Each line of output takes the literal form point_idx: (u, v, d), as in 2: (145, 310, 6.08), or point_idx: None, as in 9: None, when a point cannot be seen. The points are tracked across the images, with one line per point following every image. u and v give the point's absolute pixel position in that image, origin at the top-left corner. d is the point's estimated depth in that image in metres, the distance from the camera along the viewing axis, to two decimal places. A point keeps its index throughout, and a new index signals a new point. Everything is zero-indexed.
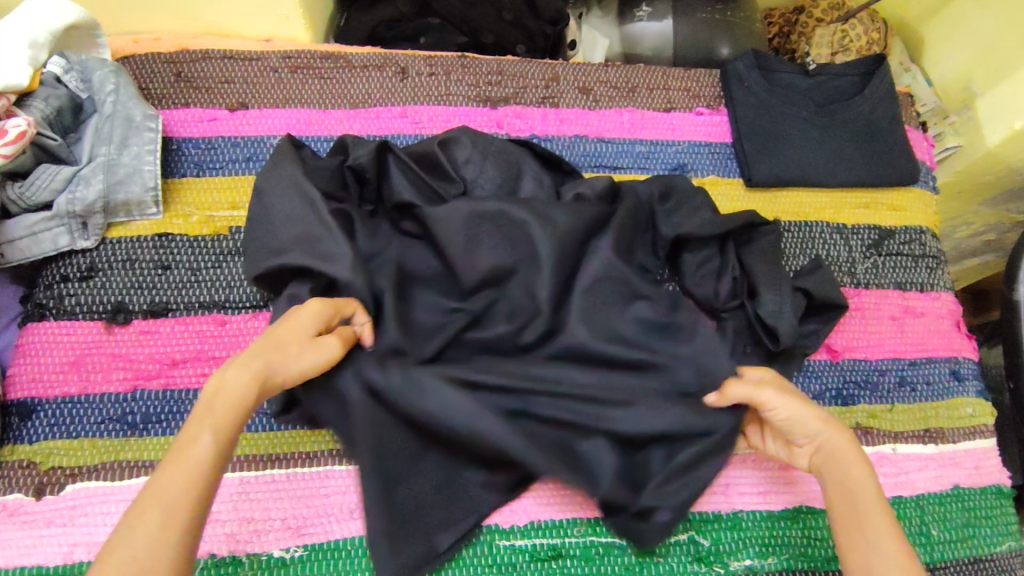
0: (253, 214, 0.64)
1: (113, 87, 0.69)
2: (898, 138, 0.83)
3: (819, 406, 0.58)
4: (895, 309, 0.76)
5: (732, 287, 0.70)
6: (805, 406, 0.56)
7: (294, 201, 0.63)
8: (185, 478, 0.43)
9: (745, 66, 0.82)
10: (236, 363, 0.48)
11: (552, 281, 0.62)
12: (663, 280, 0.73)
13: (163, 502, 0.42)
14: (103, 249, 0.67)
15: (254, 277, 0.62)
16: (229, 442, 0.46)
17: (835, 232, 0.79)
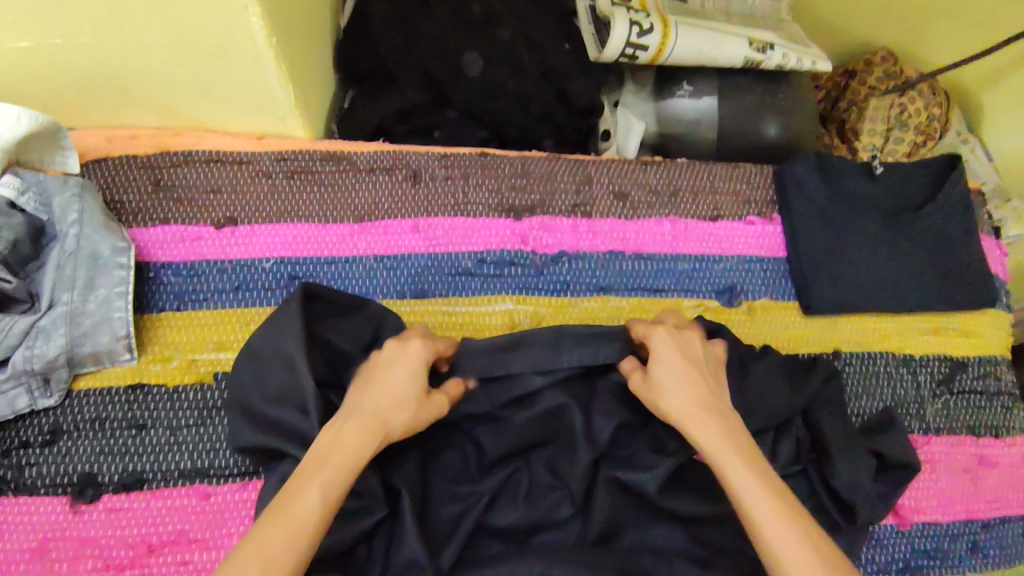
0: (244, 378, 0.56)
1: (77, 215, 0.58)
2: (973, 252, 0.74)
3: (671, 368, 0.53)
4: (969, 461, 0.69)
5: (795, 449, 0.61)
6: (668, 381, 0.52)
7: (289, 369, 0.54)
8: (325, 491, 0.43)
9: (805, 171, 0.72)
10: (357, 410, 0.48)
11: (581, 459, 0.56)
12: None
13: (289, 520, 0.42)
14: (68, 405, 0.58)
15: (248, 454, 0.54)
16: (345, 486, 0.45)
17: (902, 366, 0.70)
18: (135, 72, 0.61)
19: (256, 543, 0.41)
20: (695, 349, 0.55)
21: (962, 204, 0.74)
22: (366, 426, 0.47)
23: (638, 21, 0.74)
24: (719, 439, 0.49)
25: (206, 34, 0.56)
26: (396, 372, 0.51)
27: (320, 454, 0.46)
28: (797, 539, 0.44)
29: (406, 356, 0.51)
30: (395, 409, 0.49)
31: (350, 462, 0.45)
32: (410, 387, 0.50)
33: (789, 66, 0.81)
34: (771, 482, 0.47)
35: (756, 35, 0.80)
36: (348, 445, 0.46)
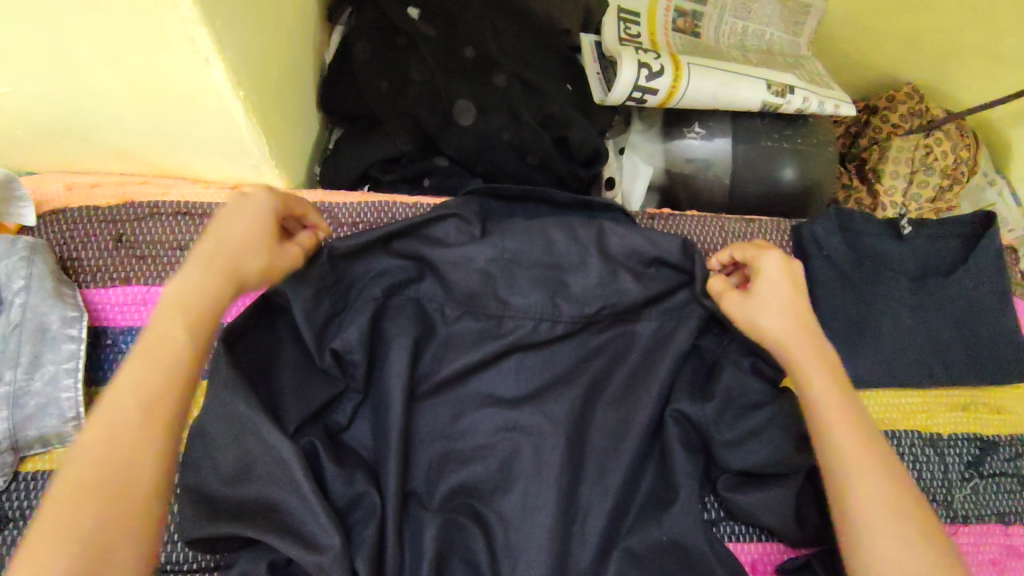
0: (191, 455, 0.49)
1: (23, 283, 0.53)
2: (1007, 320, 0.68)
3: (792, 300, 0.52)
4: (998, 552, 0.63)
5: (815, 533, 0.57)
6: (784, 300, 0.52)
7: (250, 452, 0.49)
8: (156, 387, 0.38)
9: (826, 230, 0.66)
10: (189, 280, 0.42)
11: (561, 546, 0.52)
12: (705, 498, 0.60)
13: (126, 436, 0.36)
14: (14, 491, 0.53)
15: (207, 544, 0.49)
16: (185, 397, 0.39)
17: (928, 446, 0.65)
18: (92, 120, 0.55)
19: (94, 444, 0.36)
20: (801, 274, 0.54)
21: (995, 266, 0.68)
22: (207, 292, 0.42)
23: (647, 63, 0.68)
24: (811, 359, 0.49)
25: (166, 85, 0.50)
26: (239, 217, 0.45)
27: (153, 324, 0.40)
28: (869, 457, 0.45)
29: (241, 216, 0.46)
30: (240, 254, 0.44)
31: (182, 334, 0.40)
32: (255, 216, 0.46)
33: (809, 110, 0.75)
34: (857, 408, 0.47)
35: (773, 76, 0.75)
36: (186, 313, 0.41)
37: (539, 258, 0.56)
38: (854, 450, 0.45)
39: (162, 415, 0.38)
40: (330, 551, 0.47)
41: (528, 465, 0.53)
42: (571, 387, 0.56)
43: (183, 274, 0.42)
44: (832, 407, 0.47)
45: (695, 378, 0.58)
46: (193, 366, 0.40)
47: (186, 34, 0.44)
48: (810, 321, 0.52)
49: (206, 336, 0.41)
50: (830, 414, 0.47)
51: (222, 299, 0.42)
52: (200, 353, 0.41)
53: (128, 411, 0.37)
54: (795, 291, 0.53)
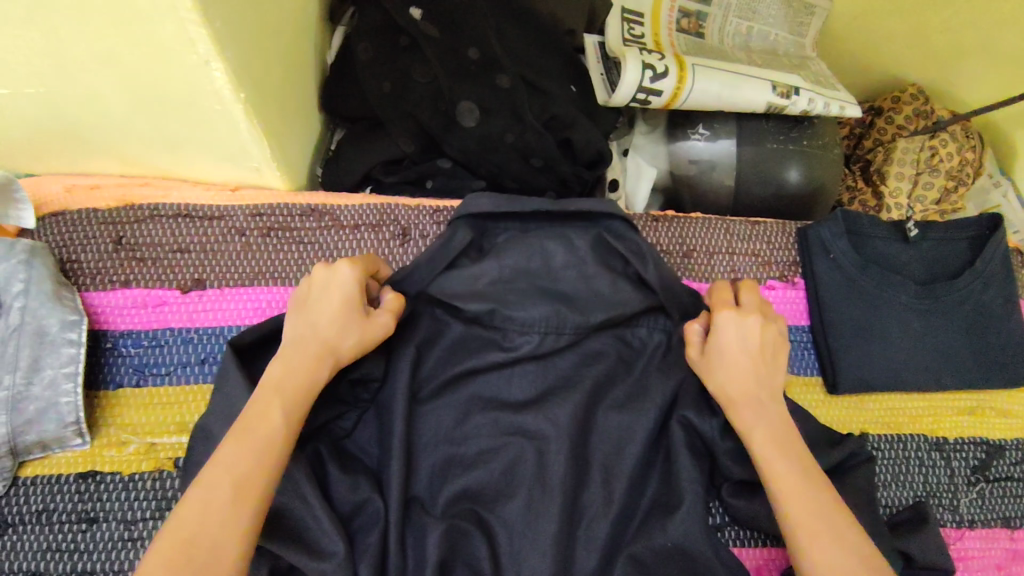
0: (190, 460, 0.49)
1: (22, 286, 0.52)
2: (1014, 324, 0.67)
3: (748, 364, 0.51)
4: (1005, 557, 0.62)
5: None
6: (745, 367, 0.51)
7: None
8: (250, 462, 0.41)
9: (832, 234, 0.66)
10: (286, 360, 0.45)
11: (566, 553, 0.51)
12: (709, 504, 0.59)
13: (221, 510, 0.39)
14: (13, 495, 0.53)
15: None
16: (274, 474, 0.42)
17: (934, 450, 0.64)
18: (91, 122, 0.54)
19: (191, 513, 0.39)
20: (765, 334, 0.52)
21: (1002, 269, 0.68)
22: (304, 375, 0.45)
23: (651, 64, 0.68)
24: (755, 423, 0.49)
25: (166, 87, 0.49)
26: (330, 300, 0.48)
27: (257, 403, 0.43)
28: (824, 529, 0.44)
29: (333, 295, 0.48)
30: (334, 335, 0.47)
31: (282, 418, 0.43)
32: (345, 289, 0.48)
33: (815, 112, 0.74)
34: (807, 473, 0.47)
35: (779, 78, 0.74)
36: (284, 393, 0.44)
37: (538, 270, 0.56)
38: (806, 519, 0.45)
39: (251, 492, 0.40)
40: (334, 557, 0.47)
41: (532, 471, 0.53)
42: (576, 392, 0.55)
43: (285, 356, 0.46)
44: (776, 465, 0.47)
45: (700, 383, 0.57)
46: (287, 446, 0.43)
47: (187, 35, 0.44)
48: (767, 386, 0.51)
49: (299, 423, 0.44)
50: (780, 481, 0.47)
51: (313, 382, 0.45)
52: (295, 435, 0.44)
53: (225, 486, 0.40)
54: (753, 352, 0.51)
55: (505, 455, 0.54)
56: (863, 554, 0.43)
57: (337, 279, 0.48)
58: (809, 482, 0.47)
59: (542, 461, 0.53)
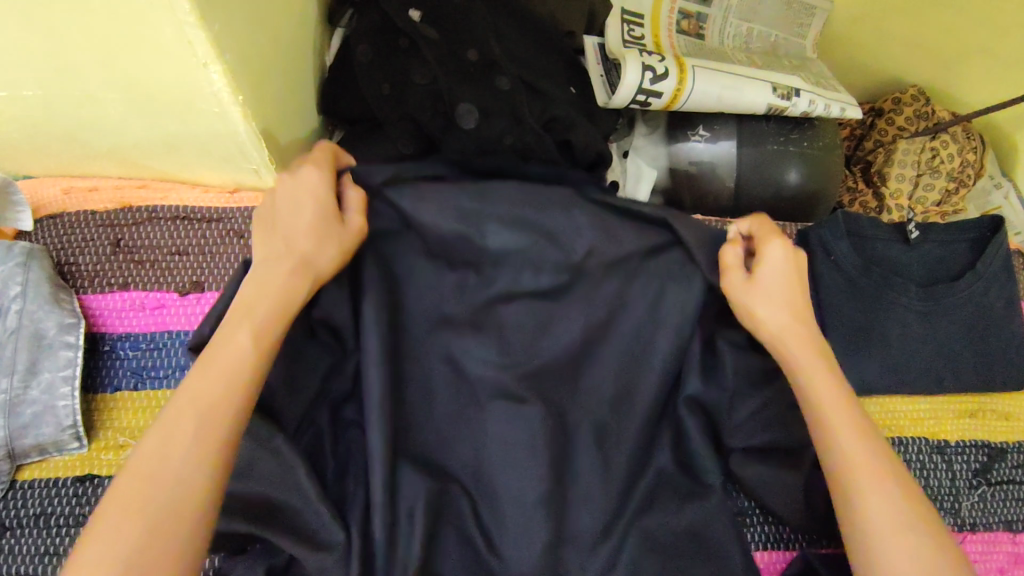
0: None
1: (20, 288, 0.52)
2: (1015, 326, 0.67)
3: (791, 291, 0.54)
4: (1007, 561, 0.62)
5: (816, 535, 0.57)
6: (784, 287, 0.53)
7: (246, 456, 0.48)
8: (217, 386, 0.40)
9: (833, 235, 0.65)
10: (263, 269, 0.45)
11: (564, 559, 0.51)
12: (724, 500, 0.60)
13: (187, 434, 0.39)
14: (12, 498, 0.53)
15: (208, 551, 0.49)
16: (245, 395, 0.41)
17: (936, 452, 0.64)
18: (90, 125, 0.54)
19: (162, 438, 0.39)
20: (801, 264, 0.56)
21: (1003, 271, 0.68)
22: (281, 286, 0.45)
23: (652, 66, 0.68)
24: (811, 362, 0.51)
25: (163, 89, 0.49)
26: (293, 201, 0.47)
27: (223, 329, 0.43)
28: (878, 471, 0.46)
29: (297, 197, 0.47)
30: (304, 240, 0.46)
31: (250, 340, 0.42)
32: (311, 193, 0.47)
33: (815, 113, 0.74)
34: (858, 412, 0.49)
35: (779, 79, 0.74)
36: (252, 314, 0.43)
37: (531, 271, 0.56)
38: (862, 460, 0.46)
39: (221, 416, 0.40)
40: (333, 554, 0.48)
41: (529, 475, 0.53)
42: None
43: (257, 270, 0.45)
44: (830, 405, 0.48)
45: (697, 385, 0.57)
46: (257, 367, 0.42)
47: (184, 38, 0.44)
48: (807, 320, 0.53)
49: (271, 342, 0.43)
50: (833, 419, 0.48)
51: (287, 292, 0.45)
52: (265, 357, 0.43)
53: (191, 411, 0.39)
54: (795, 280, 0.54)
55: (504, 458, 0.53)
56: (918, 503, 0.45)
57: (301, 181, 0.47)
58: (860, 419, 0.49)
59: (540, 466, 0.53)
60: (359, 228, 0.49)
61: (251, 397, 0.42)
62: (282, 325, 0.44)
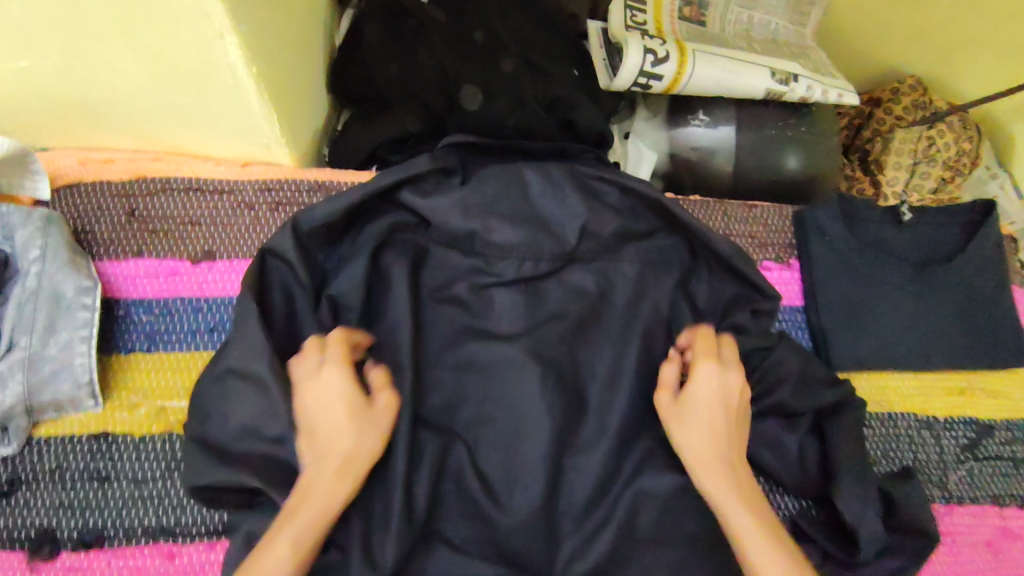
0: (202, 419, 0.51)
1: (39, 252, 0.54)
2: (1004, 307, 0.69)
3: (724, 440, 0.55)
4: (992, 533, 0.64)
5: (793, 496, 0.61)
6: (709, 439, 0.55)
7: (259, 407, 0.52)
8: (300, 538, 0.47)
9: (827, 216, 0.67)
10: (308, 433, 0.51)
11: None
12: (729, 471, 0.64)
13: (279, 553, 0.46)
14: (27, 454, 0.54)
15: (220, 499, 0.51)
16: (328, 520, 0.48)
17: (925, 428, 0.66)
18: (108, 96, 0.56)
19: (267, 552, 0.46)
20: (733, 394, 0.57)
21: (994, 253, 0.69)
22: (333, 489, 0.49)
23: (653, 49, 0.69)
24: (724, 493, 0.53)
25: (181, 61, 0.51)
26: (323, 411, 0.51)
27: (306, 475, 0.49)
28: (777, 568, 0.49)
29: (327, 391, 0.51)
30: (338, 434, 0.50)
31: (339, 493, 0.49)
32: (344, 380, 0.52)
33: (813, 98, 0.76)
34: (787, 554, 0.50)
35: (778, 64, 0.76)
36: (322, 475, 0.49)
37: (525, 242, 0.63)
38: (762, 556, 0.50)
39: (305, 541, 0.47)
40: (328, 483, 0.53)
41: None
42: None
43: (309, 470, 0.50)
44: (744, 527, 0.51)
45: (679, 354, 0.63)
46: (337, 498, 0.49)
47: (202, 9, 0.46)
48: (738, 467, 0.55)
49: (350, 483, 0.50)
50: (747, 538, 0.51)
51: (338, 467, 0.49)
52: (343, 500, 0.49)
53: (288, 528, 0.47)
54: (724, 409, 0.56)
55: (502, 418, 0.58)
56: None
57: (325, 380, 0.52)
58: (780, 550, 0.50)
59: None
60: (389, 403, 0.53)
61: (332, 511, 0.48)
62: (348, 483, 0.49)
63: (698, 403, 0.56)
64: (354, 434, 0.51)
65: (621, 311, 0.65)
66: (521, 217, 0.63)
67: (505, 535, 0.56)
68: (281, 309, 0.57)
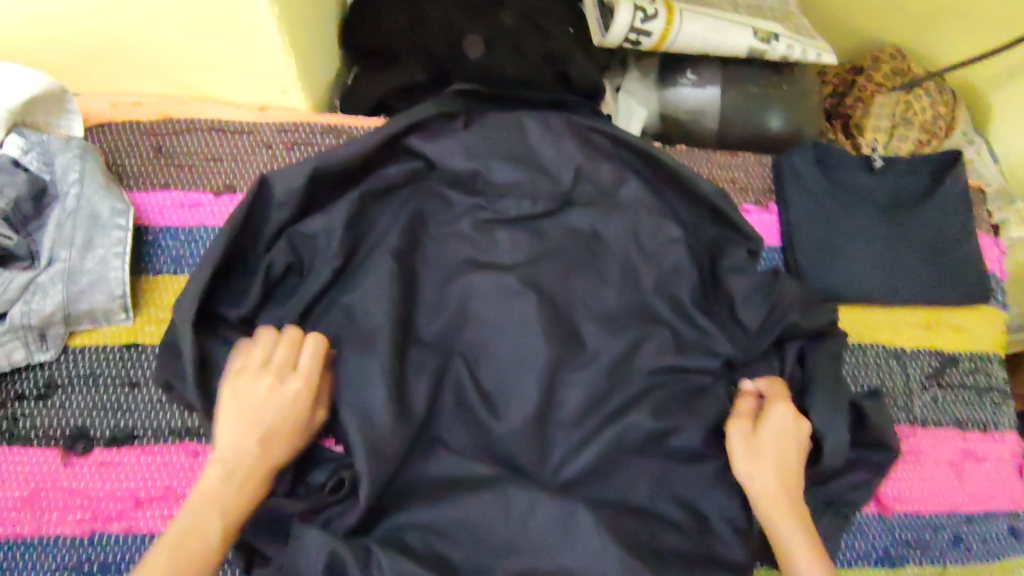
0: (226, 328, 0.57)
1: (78, 176, 0.60)
2: (969, 249, 0.73)
3: (791, 473, 0.60)
4: (955, 454, 0.68)
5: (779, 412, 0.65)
6: (775, 471, 0.59)
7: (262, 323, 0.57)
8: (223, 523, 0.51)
9: (804, 161, 0.72)
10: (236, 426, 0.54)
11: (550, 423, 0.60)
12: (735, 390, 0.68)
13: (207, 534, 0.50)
14: (64, 360, 0.59)
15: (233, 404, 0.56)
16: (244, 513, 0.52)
17: (892, 357, 0.71)
18: (140, 40, 0.61)
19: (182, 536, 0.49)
20: (801, 437, 0.61)
21: (961, 199, 0.74)
22: (242, 495, 0.52)
23: (642, 7, 0.74)
24: (788, 531, 0.58)
25: (208, 8, 0.56)
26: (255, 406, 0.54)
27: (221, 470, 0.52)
28: None
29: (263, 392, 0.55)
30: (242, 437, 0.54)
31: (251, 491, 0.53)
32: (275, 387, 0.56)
33: (793, 57, 0.81)
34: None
35: (761, 25, 0.81)
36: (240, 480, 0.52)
37: (523, 180, 0.68)
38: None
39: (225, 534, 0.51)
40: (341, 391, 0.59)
41: None
42: None
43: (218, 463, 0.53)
44: (798, 560, 0.56)
45: (663, 290, 0.68)
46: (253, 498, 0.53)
47: None
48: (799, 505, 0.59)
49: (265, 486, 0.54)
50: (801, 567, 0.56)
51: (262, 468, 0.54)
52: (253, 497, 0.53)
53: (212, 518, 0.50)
54: (792, 451, 0.60)
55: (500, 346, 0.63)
56: None
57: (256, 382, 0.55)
58: None
59: None
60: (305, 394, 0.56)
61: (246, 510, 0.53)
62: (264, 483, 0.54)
63: (772, 442, 0.60)
64: (260, 444, 0.54)
65: (612, 244, 0.69)
66: (518, 158, 0.68)
67: (499, 441, 0.61)
68: (298, 234, 0.63)
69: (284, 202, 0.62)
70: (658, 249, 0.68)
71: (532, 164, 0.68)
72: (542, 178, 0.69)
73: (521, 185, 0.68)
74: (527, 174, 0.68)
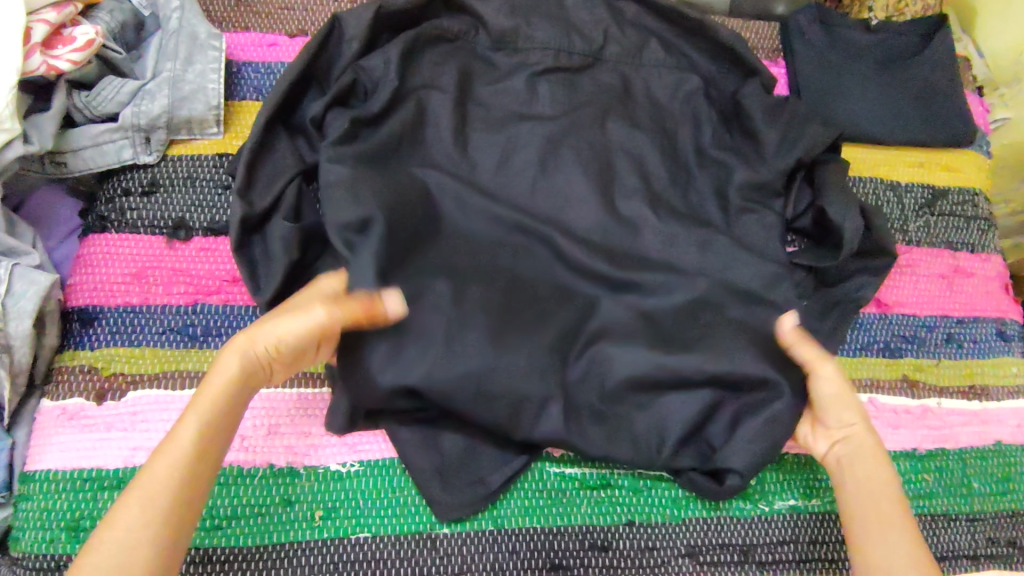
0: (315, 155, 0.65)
1: (179, 5, 0.69)
2: (957, 97, 0.82)
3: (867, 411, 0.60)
4: (946, 269, 0.76)
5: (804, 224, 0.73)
6: (846, 390, 0.60)
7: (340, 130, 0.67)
8: (173, 453, 0.46)
9: (806, 20, 0.81)
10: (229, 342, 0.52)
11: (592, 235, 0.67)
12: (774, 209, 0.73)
13: (161, 473, 0.46)
14: (165, 164, 0.67)
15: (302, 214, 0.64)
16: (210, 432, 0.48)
17: (889, 189, 0.79)
18: None
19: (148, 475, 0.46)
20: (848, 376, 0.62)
21: (948, 55, 0.82)
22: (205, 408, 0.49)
23: None
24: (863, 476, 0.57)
25: None
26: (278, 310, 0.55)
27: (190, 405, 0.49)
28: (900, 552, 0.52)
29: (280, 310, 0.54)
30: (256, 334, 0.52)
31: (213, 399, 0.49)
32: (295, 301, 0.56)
33: None
34: (893, 529, 0.54)
35: None
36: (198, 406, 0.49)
37: (560, 28, 0.76)
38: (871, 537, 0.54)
39: (188, 456, 0.47)
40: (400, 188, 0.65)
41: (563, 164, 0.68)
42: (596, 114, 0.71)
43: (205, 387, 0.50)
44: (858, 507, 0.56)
45: (687, 122, 0.75)
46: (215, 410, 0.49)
47: None
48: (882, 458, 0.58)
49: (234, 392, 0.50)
50: (866, 513, 0.55)
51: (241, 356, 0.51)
52: (216, 418, 0.49)
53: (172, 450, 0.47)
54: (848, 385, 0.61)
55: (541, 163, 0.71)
56: None
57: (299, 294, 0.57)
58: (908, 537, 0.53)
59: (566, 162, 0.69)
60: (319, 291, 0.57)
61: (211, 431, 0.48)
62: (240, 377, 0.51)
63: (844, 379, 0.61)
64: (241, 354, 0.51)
65: (639, 85, 0.77)
66: (554, 10, 0.77)
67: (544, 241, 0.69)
68: (364, 61, 0.71)
69: (353, 34, 0.70)
70: (681, 87, 0.76)
71: (566, 16, 0.77)
72: (576, 26, 0.77)
73: (559, 31, 0.76)
74: (564, 24, 0.76)
